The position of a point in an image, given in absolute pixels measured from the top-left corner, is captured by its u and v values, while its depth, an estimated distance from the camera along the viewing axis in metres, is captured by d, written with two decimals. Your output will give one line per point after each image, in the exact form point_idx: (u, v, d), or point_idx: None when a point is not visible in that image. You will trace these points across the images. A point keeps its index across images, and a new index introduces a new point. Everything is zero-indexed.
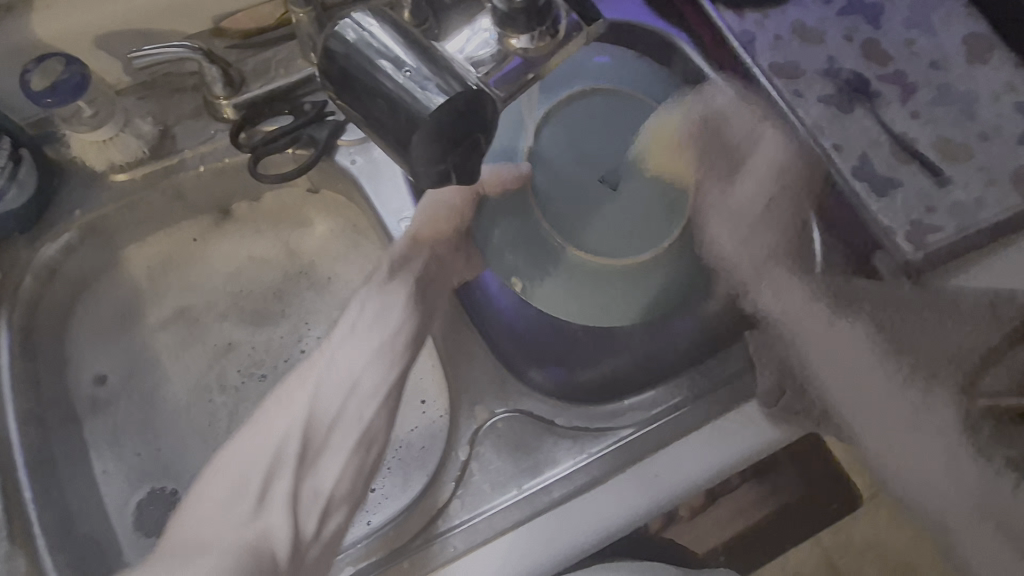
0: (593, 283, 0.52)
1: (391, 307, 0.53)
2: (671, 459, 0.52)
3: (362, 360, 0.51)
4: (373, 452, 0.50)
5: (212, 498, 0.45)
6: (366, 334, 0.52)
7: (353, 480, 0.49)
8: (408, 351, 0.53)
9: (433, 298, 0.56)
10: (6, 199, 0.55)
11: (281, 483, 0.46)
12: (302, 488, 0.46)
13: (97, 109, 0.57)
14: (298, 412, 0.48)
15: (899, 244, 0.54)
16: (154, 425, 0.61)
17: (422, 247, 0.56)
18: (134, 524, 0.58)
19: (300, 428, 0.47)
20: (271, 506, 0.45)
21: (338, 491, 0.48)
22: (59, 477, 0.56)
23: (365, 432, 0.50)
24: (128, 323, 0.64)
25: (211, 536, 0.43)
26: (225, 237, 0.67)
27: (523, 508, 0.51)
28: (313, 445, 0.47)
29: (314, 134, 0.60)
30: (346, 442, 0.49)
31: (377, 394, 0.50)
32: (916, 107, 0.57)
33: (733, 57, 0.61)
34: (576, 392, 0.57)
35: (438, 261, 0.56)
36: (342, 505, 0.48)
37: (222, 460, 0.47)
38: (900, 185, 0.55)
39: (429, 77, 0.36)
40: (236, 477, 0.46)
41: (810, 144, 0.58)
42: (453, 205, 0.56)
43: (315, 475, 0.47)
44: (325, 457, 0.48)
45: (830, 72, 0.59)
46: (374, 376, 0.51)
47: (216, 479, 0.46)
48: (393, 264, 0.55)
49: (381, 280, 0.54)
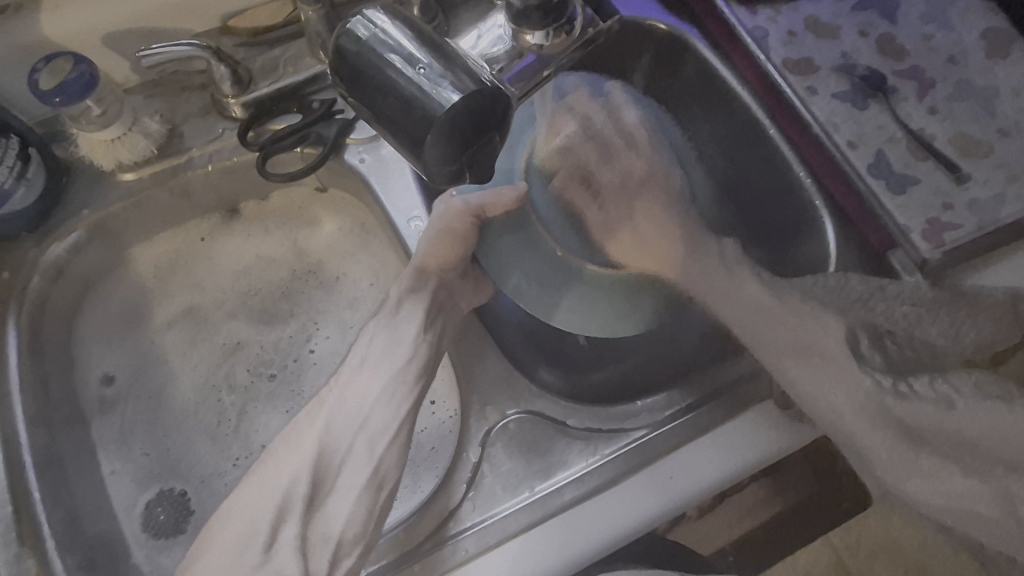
0: (602, 300, 0.58)
1: (399, 340, 0.52)
2: (686, 462, 0.51)
3: (370, 395, 0.49)
4: (384, 492, 0.48)
5: (224, 547, 0.44)
6: (375, 367, 0.50)
7: (364, 523, 0.46)
8: (419, 382, 0.51)
9: (443, 323, 0.55)
10: (14, 198, 0.55)
11: (288, 528, 0.44)
12: (312, 533, 0.45)
13: (105, 108, 0.56)
14: (308, 453, 0.47)
15: (916, 244, 0.52)
16: (163, 425, 0.61)
17: (431, 276, 0.55)
18: (143, 525, 0.57)
19: (309, 469, 0.46)
20: (281, 551, 0.43)
21: (348, 534, 0.46)
22: (68, 478, 0.56)
23: (376, 469, 0.47)
24: (136, 323, 0.64)
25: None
26: (232, 236, 0.67)
27: (536, 510, 0.50)
28: (323, 487, 0.46)
29: (322, 131, 0.60)
30: (356, 481, 0.47)
31: (387, 431, 0.49)
32: (934, 103, 0.56)
33: (746, 53, 0.60)
34: (585, 394, 0.57)
35: (446, 287, 0.55)
36: (355, 548, 0.46)
37: (235, 506, 0.46)
38: (917, 181, 0.54)
39: (443, 75, 0.35)
40: (247, 525, 0.45)
41: (821, 140, 0.56)
42: (455, 230, 0.54)
43: (323, 518, 0.45)
44: (335, 498, 0.46)
45: (845, 67, 0.58)
46: (385, 412, 0.49)
47: (228, 528, 0.45)
48: (401, 293, 0.54)
49: (389, 313, 0.53)
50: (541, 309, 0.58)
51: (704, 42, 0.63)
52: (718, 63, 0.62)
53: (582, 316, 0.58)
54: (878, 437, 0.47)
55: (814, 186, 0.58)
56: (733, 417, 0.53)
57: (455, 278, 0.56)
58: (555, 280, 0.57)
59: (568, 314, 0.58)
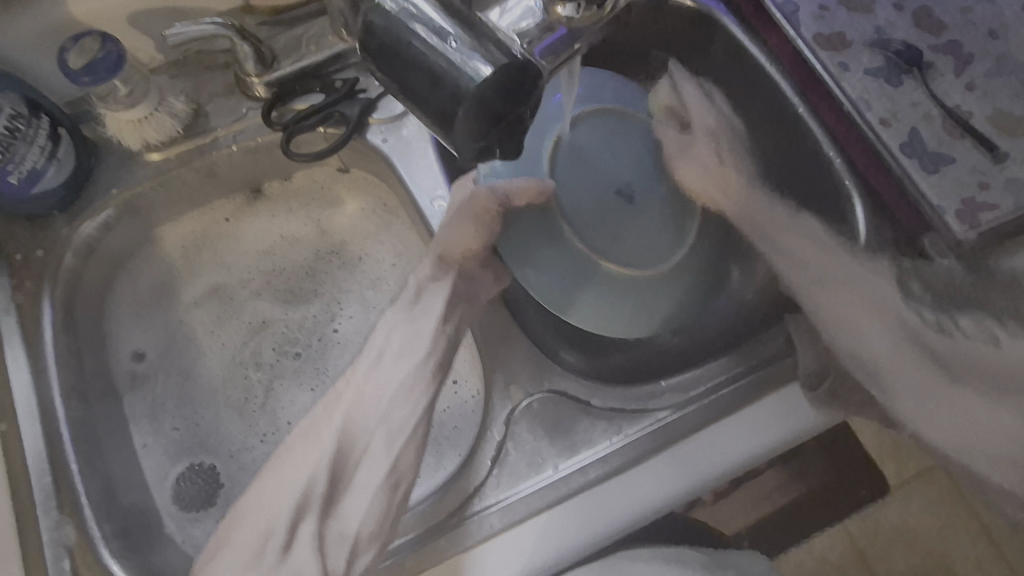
0: (629, 290, 0.56)
1: (419, 334, 0.51)
2: (708, 442, 0.51)
3: (388, 393, 0.49)
4: (399, 493, 0.48)
5: (243, 546, 0.46)
6: (392, 363, 0.50)
7: (380, 520, 0.47)
8: (435, 379, 0.50)
9: (462, 312, 0.53)
10: (46, 177, 0.56)
11: (305, 526, 0.46)
12: (327, 530, 0.46)
13: (132, 88, 0.56)
14: (325, 446, 0.47)
15: (950, 224, 0.51)
16: (191, 401, 0.62)
17: (450, 265, 0.53)
18: (174, 496, 0.59)
19: (326, 469, 0.47)
20: (300, 548, 0.45)
21: (363, 532, 0.46)
22: (103, 451, 0.57)
23: (392, 467, 0.48)
24: (164, 301, 0.65)
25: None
26: (255, 217, 0.68)
27: (559, 487, 0.51)
28: (342, 481, 0.47)
29: (345, 110, 0.60)
30: (372, 480, 0.47)
31: (404, 429, 0.48)
32: (972, 79, 0.54)
33: (774, 25, 0.59)
34: (605, 375, 0.58)
35: (467, 278, 0.53)
36: (372, 544, 0.47)
37: (255, 501, 0.47)
38: (951, 161, 0.52)
39: (473, 48, 0.35)
40: (265, 523, 0.46)
41: (852, 118, 0.55)
42: (482, 219, 0.53)
43: (340, 515, 0.46)
44: (351, 496, 0.47)
45: (880, 43, 0.56)
46: (402, 411, 0.49)
47: (248, 524, 0.47)
48: (422, 281, 0.53)
49: (407, 304, 0.52)
50: (557, 304, 0.55)
51: (732, 18, 0.61)
52: (743, 37, 0.60)
53: (598, 318, 0.56)
54: (910, 366, 0.50)
55: (844, 166, 0.57)
56: (758, 399, 0.53)
57: (477, 267, 0.54)
58: (570, 274, 0.55)
59: (586, 312, 0.55)
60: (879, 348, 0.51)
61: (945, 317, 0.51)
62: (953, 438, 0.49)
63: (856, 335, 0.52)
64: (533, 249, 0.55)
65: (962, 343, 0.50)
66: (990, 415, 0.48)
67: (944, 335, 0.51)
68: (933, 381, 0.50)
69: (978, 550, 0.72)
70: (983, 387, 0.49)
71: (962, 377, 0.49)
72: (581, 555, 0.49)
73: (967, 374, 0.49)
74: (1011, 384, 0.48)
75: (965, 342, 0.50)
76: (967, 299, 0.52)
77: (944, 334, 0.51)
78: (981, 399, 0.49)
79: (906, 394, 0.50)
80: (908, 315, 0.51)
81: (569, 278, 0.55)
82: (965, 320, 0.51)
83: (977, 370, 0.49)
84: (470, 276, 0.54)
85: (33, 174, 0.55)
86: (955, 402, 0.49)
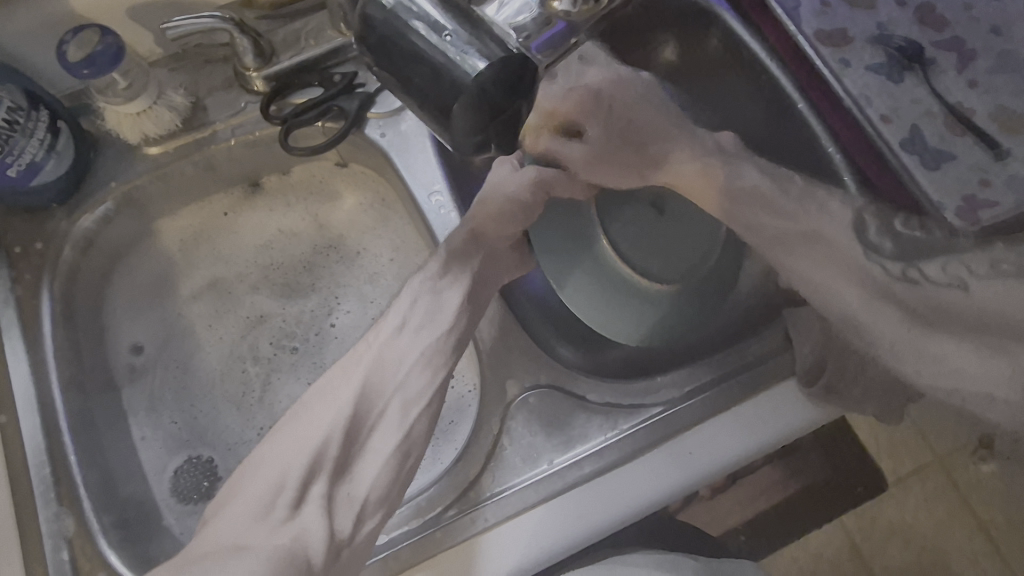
0: (637, 295, 0.61)
1: (441, 306, 0.50)
2: (706, 436, 0.51)
3: (409, 362, 0.48)
4: (410, 462, 0.47)
5: (251, 498, 0.44)
6: (413, 333, 0.49)
7: (389, 486, 0.46)
8: (455, 352, 0.50)
9: (483, 290, 0.53)
10: (45, 170, 0.56)
11: (316, 486, 0.44)
12: (337, 492, 0.44)
13: (131, 81, 0.57)
14: (343, 407, 0.46)
15: (950, 222, 0.50)
16: (190, 394, 0.62)
17: (481, 244, 0.53)
18: (172, 489, 0.59)
19: (342, 428, 0.45)
20: (309, 507, 0.43)
21: (372, 496, 0.45)
22: (102, 443, 0.57)
23: (405, 437, 0.47)
24: (163, 294, 0.65)
25: (243, 539, 0.42)
26: (254, 210, 0.68)
27: (555, 481, 0.51)
28: (355, 445, 0.46)
29: (343, 105, 0.60)
30: (385, 446, 0.46)
31: (420, 398, 0.48)
32: (974, 75, 0.54)
33: (777, 24, 0.59)
34: (603, 368, 0.58)
35: (487, 268, 0.53)
36: (378, 510, 0.46)
37: (266, 456, 0.46)
38: (952, 158, 0.52)
39: (470, 42, 0.34)
40: (276, 476, 0.44)
41: (854, 115, 0.55)
42: (524, 201, 0.54)
43: (350, 480, 0.45)
44: (363, 461, 0.46)
45: (882, 39, 0.56)
46: (419, 379, 0.48)
47: (261, 476, 0.45)
48: (446, 259, 0.52)
49: (431, 276, 0.51)
50: (555, 279, 0.61)
51: (733, 14, 0.61)
52: (744, 32, 0.61)
53: (595, 312, 0.60)
54: (895, 321, 0.49)
55: (844, 162, 0.57)
56: (758, 392, 0.53)
57: (498, 252, 0.54)
58: (570, 253, 0.61)
59: (585, 297, 0.61)
60: (856, 309, 0.50)
61: (909, 266, 0.50)
62: (941, 384, 0.49)
63: (828, 296, 0.51)
64: (554, 232, 0.61)
65: (936, 291, 0.48)
66: (974, 362, 0.47)
67: (913, 285, 0.49)
68: (908, 334, 0.48)
69: (977, 548, 0.71)
70: (963, 333, 0.47)
71: (939, 324, 0.47)
72: (578, 547, 0.49)
73: (944, 316, 0.48)
74: (994, 326, 0.47)
75: (938, 290, 0.48)
76: (936, 249, 0.50)
77: (914, 284, 0.49)
78: (969, 348, 0.47)
79: (896, 350, 0.49)
80: (871, 269, 0.50)
81: (574, 267, 0.61)
82: (931, 269, 0.50)
83: (966, 314, 0.47)
84: (495, 257, 0.54)
85: (32, 167, 0.55)
86: (947, 351, 0.47)
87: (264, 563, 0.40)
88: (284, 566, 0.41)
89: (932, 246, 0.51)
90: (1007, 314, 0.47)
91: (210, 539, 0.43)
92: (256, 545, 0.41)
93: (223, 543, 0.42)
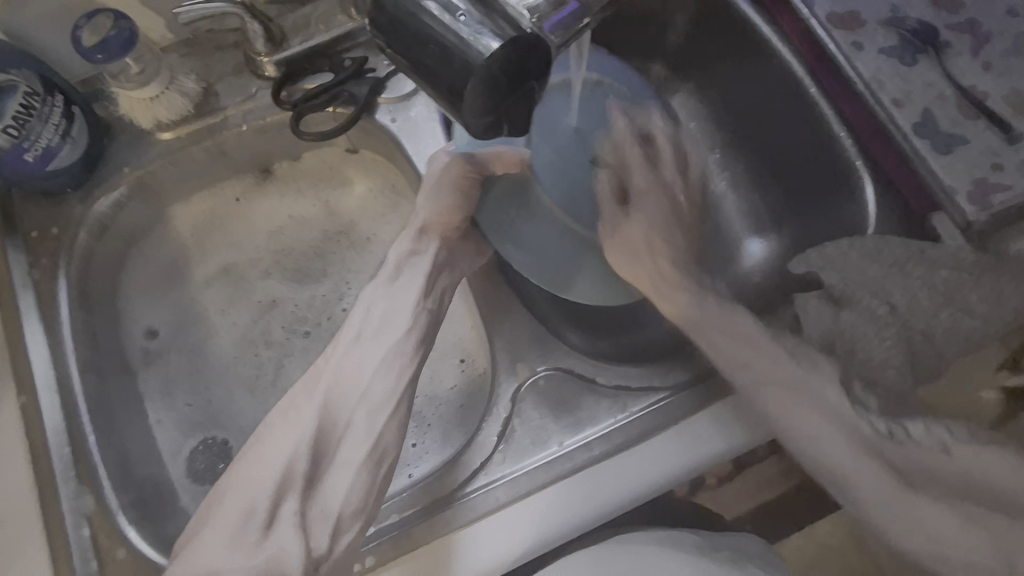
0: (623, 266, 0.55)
1: (399, 308, 0.51)
2: (710, 418, 0.52)
3: (369, 368, 0.49)
4: (384, 466, 0.47)
5: (224, 526, 0.44)
6: (371, 342, 0.50)
7: (364, 495, 0.46)
8: (418, 350, 0.51)
9: (443, 286, 0.54)
10: (60, 155, 0.56)
11: (288, 503, 0.44)
12: (310, 508, 0.45)
13: (143, 66, 0.58)
14: (307, 424, 0.47)
15: (961, 206, 0.50)
16: (205, 377, 0.63)
17: (431, 236, 0.55)
18: (187, 470, 0.60)
19: (309, 444, 0.46)
20: (282, 525, 0.43)
21: (347, 508, 0.45)
22: (119, 424, 0.58)
23: (375, 444, 0.47)
24: (177, 280, 0.66)
25: (219, 564, 0.42)
26: (265, 197, 0.68)
27: (563, 463, 0.52)
28: (324, 460, 0.46)
29: (353, 90, 0.60)
30: (354, 457, 0.46)
31: (387, 403, 0.48)
32: (988, 58, 0.53)
33: (789, 6, 0.58)
34: (604, 353, 0.57)
35: (449, 250, 0.55)
36: (357, 520, 0.45)
37: (235, 481, 0.46)
38: (966, 141, 0.52)
39: (481, 21, 0.35)
40: (246, 501, 0.45)
41: (867, 99, 0.54)
42: (454, 185, 0.53)
43: (322, 494, 0.45)
44: (333, 473, 0.46)
45: (894, 21, 0.55)
46: (383, 386, 0.48)
47: (230, 504, 0.45)
48: (401, 256, 0.54)
49: (386, 284, 0.53)
50: (554, 283, 0.53)
51: None
52: (759, 19, 0.61)
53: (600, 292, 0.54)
54: (866, 462, 0.44)
55: (856, 149, 0.57)
56: None
57: (459, 239, 0.55)
58: (565, 252, 0.53)
59: (587, 288, 0.54)
60: (825, 445, 0.46)
61: (894, 424, 0.46)
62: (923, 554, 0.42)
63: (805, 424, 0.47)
64: (507, 221, 0.54)
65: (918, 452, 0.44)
66: (959, 536, 0.41)
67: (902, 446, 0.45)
68: (891, 492, 0.43)
69: None
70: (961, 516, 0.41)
71: (923, 488, 0.43)
72: (585, 531, 0.49)
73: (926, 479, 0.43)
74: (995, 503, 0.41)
75: (922, 450, 0.44)
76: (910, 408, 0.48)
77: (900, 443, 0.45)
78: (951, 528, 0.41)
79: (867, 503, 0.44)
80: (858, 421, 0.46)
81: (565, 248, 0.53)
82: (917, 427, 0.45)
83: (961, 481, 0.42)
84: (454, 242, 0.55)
85: (47, 152, 0.55)
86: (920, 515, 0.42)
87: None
88: None
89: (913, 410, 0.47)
90: (1005, 489, 0.41)
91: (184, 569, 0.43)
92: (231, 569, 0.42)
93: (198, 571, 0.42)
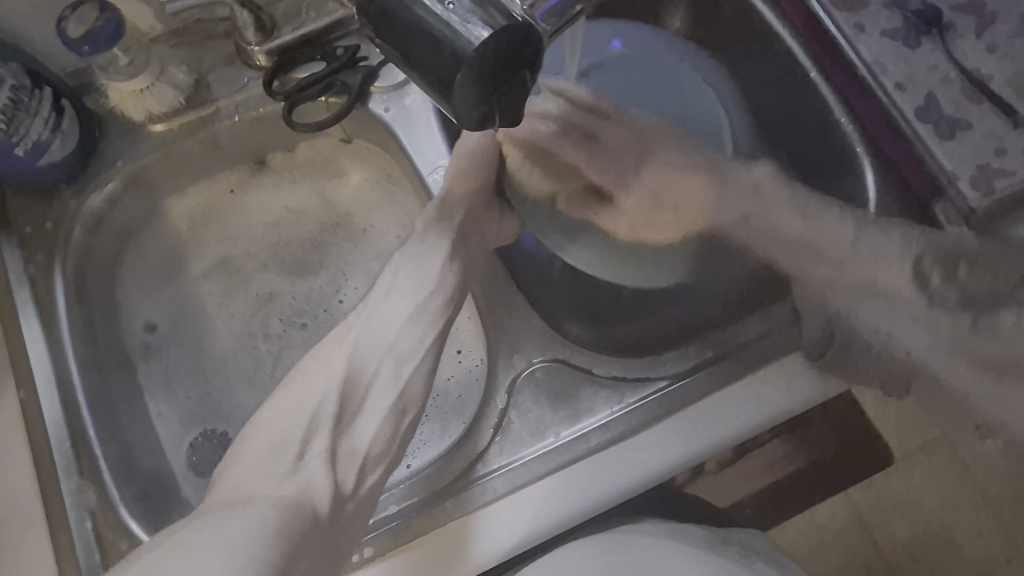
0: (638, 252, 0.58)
1: (425, 271, 0.51)
2: (713, 407, 0.51)
3: (399, 320, 0.49)
4: (407, 417, 0.48)
5: (255, 455, 0.43)
6: (401, 295, 0.50)
7: (389, 441, 0.47)
8: (447, 309, 0.51)
9: (468, 253, 0.54)
10: (51, 150, 0.56)
11: (318, 440, 0.44)
12: (340, 446, 0.45)
13: (132, 58, 0.57)
14: (335, 370, 0.46)
15: (963, 192, 0.50)
16: (203, 370, 0.63)
17: (454, 205, 0.54)
18: (189, 462, 0.60)
19: (337, 388, 0.46)
20: (312, 461, 0.43)
21: (373, 451, 0.46)
22: (118, 416, 0.58)
23: (401, 392, 0.48)
24: (173, 275, 0.66)
25: (248, 491, 0.41)
26: (261, 188, 0.68)
27: (561, 455, 0.52)
28: (351, 404, 0.46)
29: (347, 79, 0.59)
30: (383, 402, 0.47)
31: (414, 355, 0.49)
32: (994, 39, 0.52)
33: None
34: (610, 344, 0.55)
35: (476, 220, 0.55)
36: (380, 463, 0.46)
37: (265, 417, 0.45)
38: (968, 126, 0.51)
39: (472, 10, 0.34)
40: (276, 435, 0.44)
41: (871, 83, 0.54)
42: (483, 154, 0.54)
43: (352, 434, 0.46)
44: (361, 418, 0.46)
45: (898, 2, 0.55)
46: (411, 338, 0.49)
47: (259, 437, 0.44)
48: (425, 225, 0.53)
49: (415, 243, 0.53)
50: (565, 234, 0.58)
51: None
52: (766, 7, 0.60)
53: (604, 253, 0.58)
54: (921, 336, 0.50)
55: (859, 134, 0.56)
56: (766, 362, 0.52)
57: (480, 214, 0.55)
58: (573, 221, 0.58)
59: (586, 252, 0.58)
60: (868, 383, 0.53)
61: (980, 317, 0.49)
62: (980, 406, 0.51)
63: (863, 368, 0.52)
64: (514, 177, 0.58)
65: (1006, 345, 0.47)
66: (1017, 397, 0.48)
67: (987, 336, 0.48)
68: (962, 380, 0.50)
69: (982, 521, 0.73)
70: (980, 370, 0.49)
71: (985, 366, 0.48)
72: (596, 511, 0.49)
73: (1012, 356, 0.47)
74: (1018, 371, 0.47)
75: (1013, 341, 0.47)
76: (1003, 299, 0.49)
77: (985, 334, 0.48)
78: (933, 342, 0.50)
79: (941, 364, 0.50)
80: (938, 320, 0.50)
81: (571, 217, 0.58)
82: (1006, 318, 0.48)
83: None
84: (477, 215, 0.55)
85: (38, 147, 0.55)
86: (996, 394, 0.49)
87: (272, 511, 0.39)
88: (290, 514, 0.39)
89: (1002, 298, 0.49)
90: None
91: (215, 496, 0.41)
92: (259, 497, 0.40)
93: (229, 498, 0.40)
